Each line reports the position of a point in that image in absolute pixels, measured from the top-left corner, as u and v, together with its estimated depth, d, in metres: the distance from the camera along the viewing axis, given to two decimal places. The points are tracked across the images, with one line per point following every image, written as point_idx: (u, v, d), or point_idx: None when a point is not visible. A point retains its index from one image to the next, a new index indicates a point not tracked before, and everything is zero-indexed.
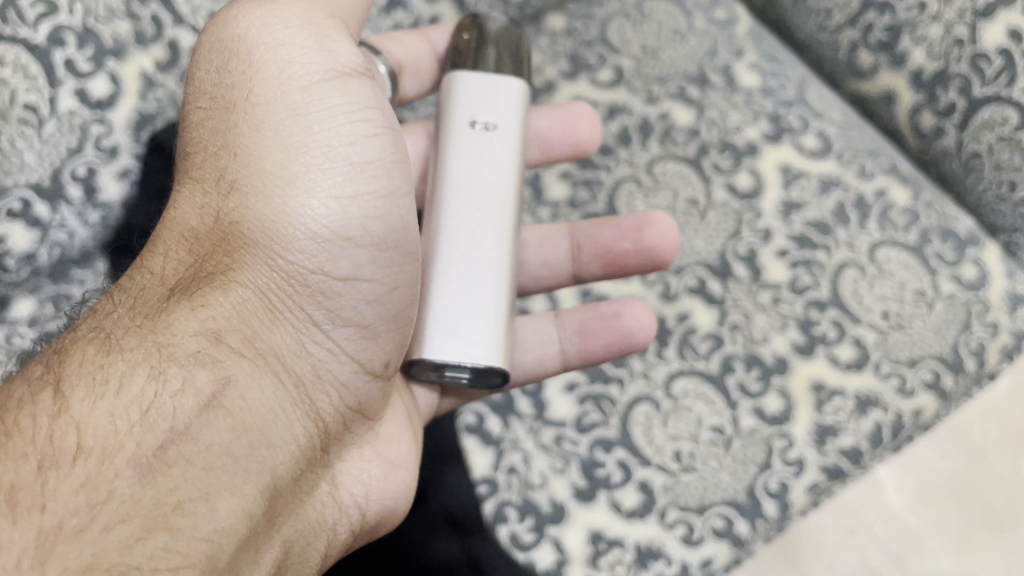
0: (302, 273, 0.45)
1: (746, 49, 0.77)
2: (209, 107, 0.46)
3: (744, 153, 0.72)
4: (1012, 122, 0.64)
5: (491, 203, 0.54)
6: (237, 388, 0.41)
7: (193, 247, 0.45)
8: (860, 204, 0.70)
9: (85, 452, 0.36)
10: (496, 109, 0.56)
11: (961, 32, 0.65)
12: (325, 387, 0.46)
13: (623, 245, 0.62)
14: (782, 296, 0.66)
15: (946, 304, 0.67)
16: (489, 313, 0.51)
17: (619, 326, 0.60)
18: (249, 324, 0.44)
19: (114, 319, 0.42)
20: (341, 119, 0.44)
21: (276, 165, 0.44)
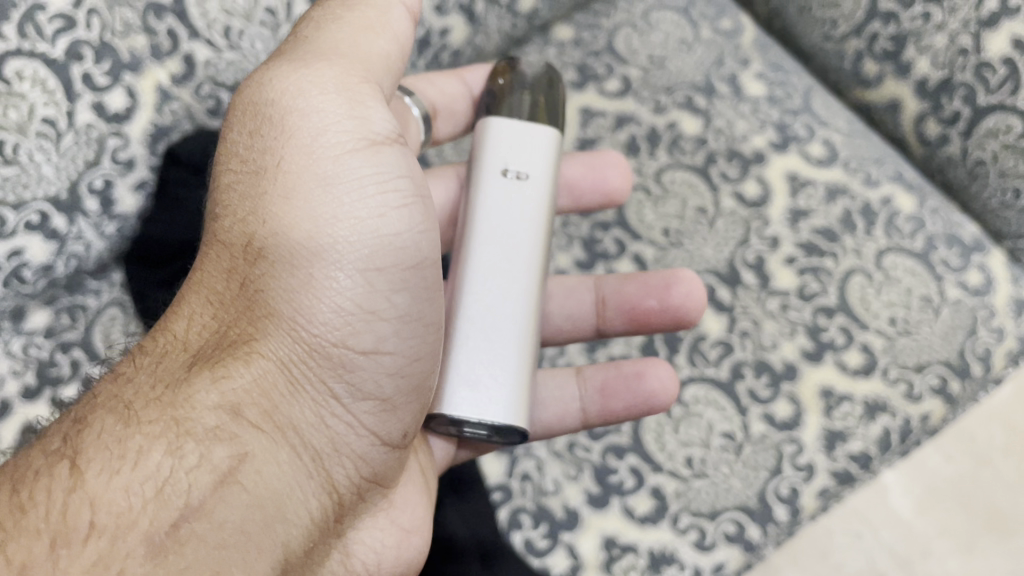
0: (324, 346, 0.47)
1: (752, 58, 0.78)
2: (239, 176, 0.48)
3: (751, 162, 0.72)
4: (1017, 130, 0.65)
5: (516, 255, 0.57)
6: (252, 463, 0.43)
7: (219, 314, 0.48)
8: (867, 211, 0.71)
9: (101, 526, 0.39)
10: (527, 161, 0.59)
11: (966, 41, 0.66)
12: (341, 459, 0.48)
13: (647, 303, 0.63)
14: (791, 303, 0.67)
15: (952, 310, 0.68)
16: (508, 368, 0.54)
17: (639, 388, 0.60)
18: (269, 397, 0.46)
19: (138, 388, 0.44)
20: (368, 192, 0.47)
21: (300, 239, 0.46)
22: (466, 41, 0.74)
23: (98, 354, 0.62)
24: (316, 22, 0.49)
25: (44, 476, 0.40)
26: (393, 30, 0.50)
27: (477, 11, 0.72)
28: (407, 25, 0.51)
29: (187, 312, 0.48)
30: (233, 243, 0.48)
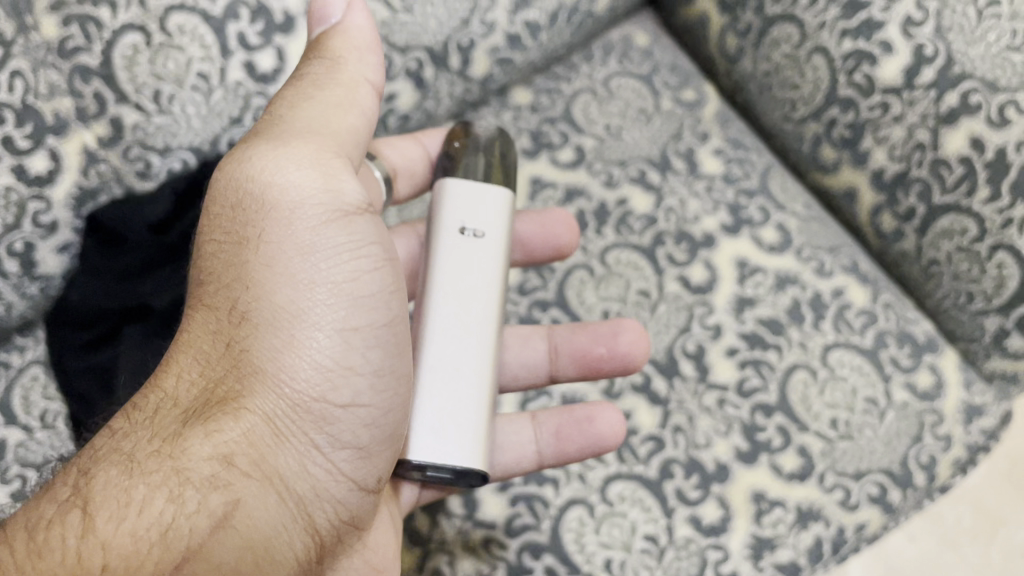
0: (306, 401, 0.46)
1: (711, 133, 0.76)
2: (223, 240, 0.48)
3: (700, 245, 0.70)
4: (971, 234, 0.62)
5: (477, 306, 0.55)
6: (244, 508, 0.43)
7: (205, 371, 0.46)
8: (816, 303, 0.68)
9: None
10: (483, 216, 0.58)
11: (923, 136, 0.63)
12: (323, 504, 0.48)
13: (597, 352, 0.62)
14: (729, 398, 0.65)
15: (897, 413, 0.65)
16: (473, 410, 0.53)
17: (591, 432, 0.60)
18: (257, 448, 0.45)
19: (124, 450, 0.44)
20: (344, 258, 0.48)
21: (283, 302, 0.46)
22: (415, 106, 0.71)
23: (16, 417, 0.60)
24: (288, 102, 0.50)
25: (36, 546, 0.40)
26: (360, 105, 0.51)
27: (426, 77, 0.70)
28: (373, 99, 0.52)
29: (174, 369, 0.47)
30: (217, 304, 0.48)
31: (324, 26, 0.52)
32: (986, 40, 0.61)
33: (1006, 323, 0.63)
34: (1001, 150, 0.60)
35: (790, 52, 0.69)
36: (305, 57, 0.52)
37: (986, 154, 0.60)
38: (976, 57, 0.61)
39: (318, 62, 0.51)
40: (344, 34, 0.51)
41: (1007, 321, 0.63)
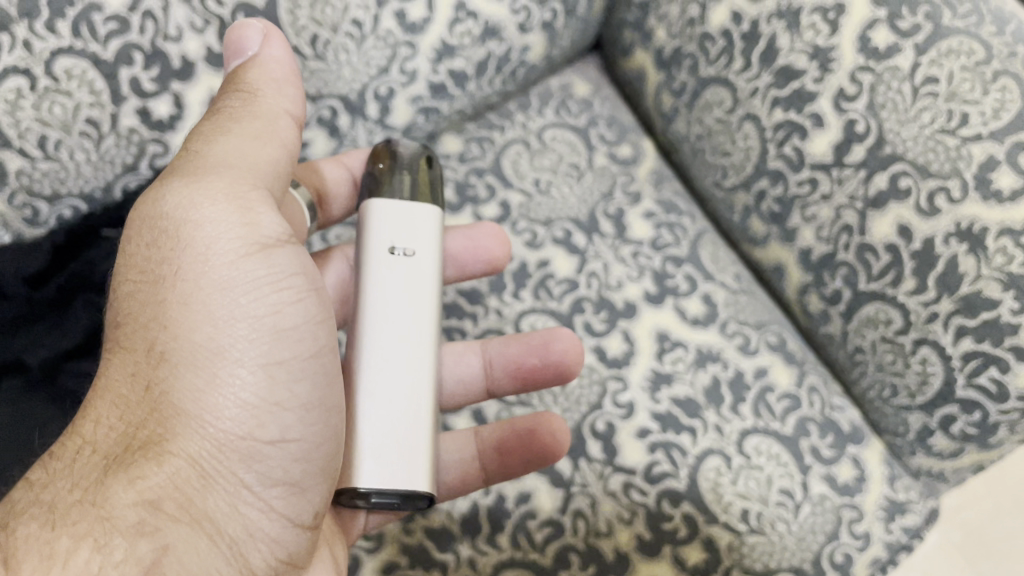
0: (233, 442, 0.41)
1: (643, 193, 0.72)
2: (143, 282, 0.43)
3: (620, 314, 0.67)
4: (895, 325, 0.58)
5: (415, 327, 0.52)
6: (174, 559, 0.37)
7: (126, 414, 0.40)
8: (737, 383, 0.65)
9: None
10: (413, 236, 0.54)
11: (850, 218, 0.59)
12: (260, 547, 0.42)
13: (532, 362, 0.61)
14: (635, 483, 0.61)
15: (813, 507, 0.61)
16: (420, 430, 0.50)
17: (535, 445, 0.59)
18: (185, 495, 0.39)
19: (36, 509, 0.37)
20: (267, 289, 0.43)
21: (204, 338, 0.41)
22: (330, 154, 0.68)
23: None
24: (204, 136, 0.46)
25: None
26: (279, 136, 0.47)
27: (341, 124, 0.67)
28: (293, 127, 0.49)
29: (92, 415, 0.41)
30: (137, 345, 0.42)
31: (241, 58, 0.49)
32: (920, 120, 0.57)
33: (930, 421, 0.59)
34: (928, 241, 0.56)
35: (721, 117, 0.66)
36: (219, 95, 0.49)
37: (913, 242, 0.57)
38: (907, 138, 0.57)
39: (232, 95, 0.47)
40: (262, 64, 0.49)
41: (930, 420, 0.59)
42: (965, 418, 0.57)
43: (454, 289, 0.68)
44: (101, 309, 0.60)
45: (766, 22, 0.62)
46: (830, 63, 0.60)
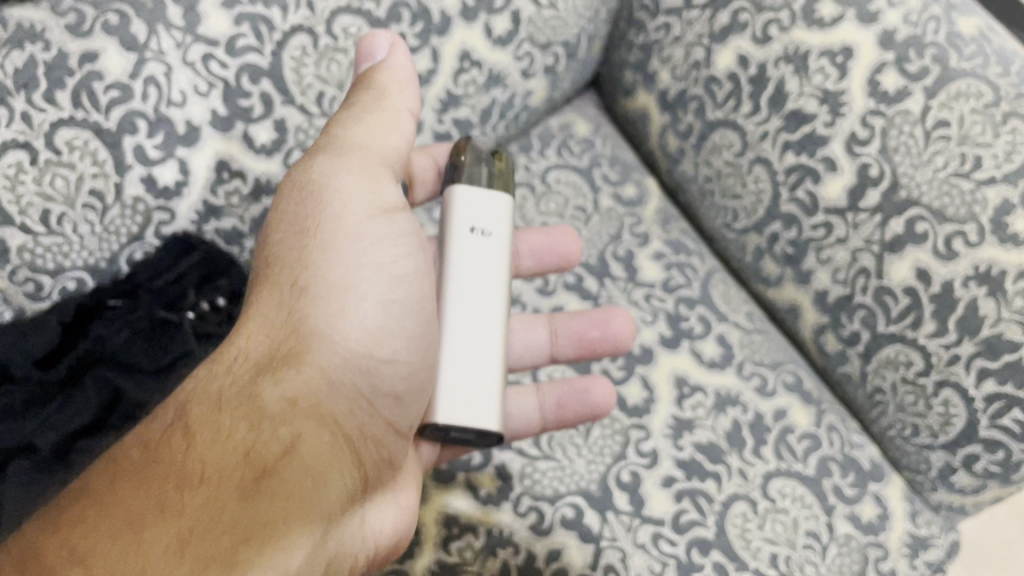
0: (354, 360, 0.46)
1: (652, 234, 0.72)
2: (289, 228, 0.49)
3: (637, 360, 0.67)
4: (916, 366, 0.59)
5: (490, 300, 0.55)
6: (305, 443, 0.41)
7: (271, 334, 0.46)
8: (758, 425, 0.65)
9: (200, 483, 0.38)
10: (492, 217, 0.56)
11: (867, 262, 0.60)
12: (370, 444, 0.47)
13: (595, 333, 0.64)
14: (664, 534, 0.60)
15: (840, 548, 0.61)
16: (492, 382, 0.52)
17: (590, 402, 0.62)
18: (318, 395, 0.44)
19: (199, 402, 0.42)
20: (385, 248, 0.49)
21: (339, 276, 0.47)
22: None
23: None
24: (340, 121, 0.50)
25: (139, 473, 0.38)
26: (402, 128, 0.51)
27: None
28: (418, 103, 0.53)
29: (241, 334, 0.46)
30: (281, 279, 0.47)
31: (369, 62, 0.53)
32: (934, 163, 0.57)
33: (953, 460, 0.60)
34: (947, 285, 0.57)
35: (731, 160, 0.66)
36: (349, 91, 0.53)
37: (932, 286, 0.57)
38: (921, 182, 0.57)
39: (364, 91, 0.51)
40: (388, 68, 0.52)
41: (954, 459, 0.60)
42: (989, 457, 0.58)
43: None
44: (112, 386, 0.56)
45: (774, 66, 0.63)
46: (841, 108, 0.60)
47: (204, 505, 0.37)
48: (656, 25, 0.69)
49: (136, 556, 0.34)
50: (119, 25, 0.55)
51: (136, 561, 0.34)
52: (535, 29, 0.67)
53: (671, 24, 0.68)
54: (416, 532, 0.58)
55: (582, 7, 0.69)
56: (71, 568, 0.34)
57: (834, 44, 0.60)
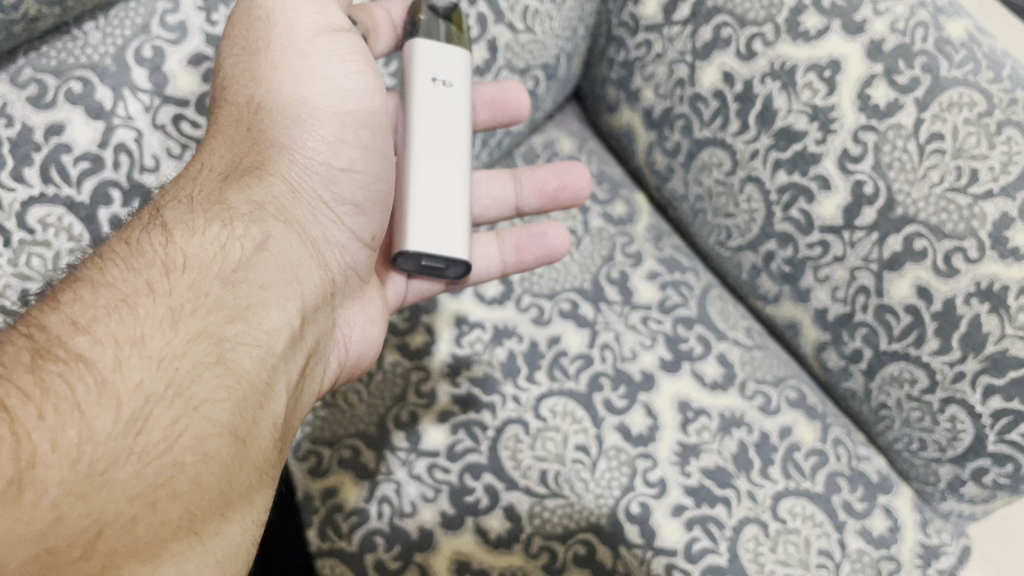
0: (316, 164, 0.51)
1: (644, 253, 0.72)
2: (239, 53, 0.50)
3: (639, 387, 0.66)
4: (921, 384, 0.59)
5: (454, 144, 0.57)
6: (275, 241, 0.46)
7: (233, 147, 0.49)
8: (765, 445, 0.65)
9: (184, 270, 0.41)
10: (452, 70, 0.57)
11: (866, 280, 0.60)
12: (331, 249, 0.51)
13: (554, 184, 0.67)
14: (678, 564, 0.60)
15: (854, 565, 0.61)
16: (458, 217, 0.56)
17: (547, 245, 0.65)
18: (281, 202, 0.49)
19: (175, 204, 0.46)
20: (336, 65, 0.50)
21: (290, 91, 0.50)
22: None
23: None
24: None
25: (127, 259, 0.41)
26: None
27: None
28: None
29: (209, 145, 0.49)
30: (236, 101, 0.50)
31: None
32: (929, 179, 0.56)
33: (962, 472, 0.61)
34: (949, 301, 0.56)
35: (721, 179, 0.66)
36: None
37: (934, 304, 0.57)
38: (918, 198, 0.56)
39: None
40: None
41: (962, 472, 0.60)
42: (997, 470, 0.58)
43: (467, 379, 0.65)
44: None
45: (760, 82, 0.61)
46: (831, 124, 0.59)
47: (189, 290, 0.41)
48: (637, 43, 0.67)
49: (131, 319, 0.38)
50: (84, 93, 0.53)
51: (133, 329, 0.37)
52: (513, 56, 0.65)
53: (652, 41, 0.66)
54: None
55: (559, 27, 0.66)
56: (71, 331, 0.36)
57: (821, 58, 0.58)
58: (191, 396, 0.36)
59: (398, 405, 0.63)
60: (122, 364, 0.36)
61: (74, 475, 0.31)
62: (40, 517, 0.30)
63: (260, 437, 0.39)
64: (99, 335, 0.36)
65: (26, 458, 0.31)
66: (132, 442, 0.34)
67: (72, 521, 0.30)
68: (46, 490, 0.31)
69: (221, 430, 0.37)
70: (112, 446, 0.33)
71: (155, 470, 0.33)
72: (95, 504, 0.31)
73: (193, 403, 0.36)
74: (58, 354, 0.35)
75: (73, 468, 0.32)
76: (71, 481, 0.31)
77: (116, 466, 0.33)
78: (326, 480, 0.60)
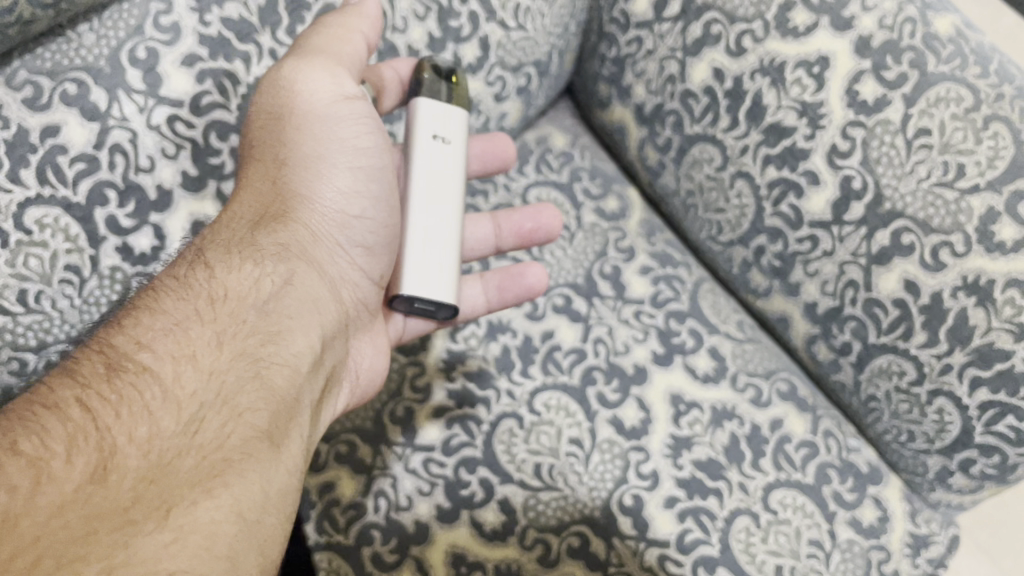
0: (335, 210, 0.53)
1: (636, 248, 0.73)
2: (265, 117, 0.52)
3: (632, 380, 0.67)
4: (909, 376, 0.60)
5: (450, 195, 0.58)
6: (300, 279, 0.49)
7: (262, 189, 0.51)
8: (756, 437, 0.66)
9: (226, 301, 0.44)
10: (452, 127, 0.58)
11: (855, 274, 0.61)
12: (348, 289, 0.53)
13: (529, 225, 0.67)
14: (670, 555, 0.61)
15: (843, 554, 0.62)
16: (451, 266, 0.56)
17: (528, 284, 0.66)
18: (305, 246, 0.51)
19: (214, 239, 0.48)
20: (351, 123, 0.53)
21: (310, 149, 0.52)
22: None
23: None
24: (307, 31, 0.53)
25: (179, 291, 0.43)
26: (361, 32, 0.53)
27: None
28: (375, 27, 0.54)
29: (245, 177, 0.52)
30: (263, 152, 0.52)
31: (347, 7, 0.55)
32: (917, 173, 0.56)
33: (950, 463, 0.61)
34: (936, 295, 0.57)
35: (712, 175, 0.66)
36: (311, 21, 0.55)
37: (921, 297, 0.58)
38: (906, 193, 0.57)
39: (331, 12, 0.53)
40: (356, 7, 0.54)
41: (950, 463, 0.61)
42: (984, 460, 0.59)
43: (461, 374, 0.65)
44: None
45: (750, 79, 0.62)
46: (820, 120, 0.59)
47: (231, 318, 0.43)
48: (627, 39, 0.68)
49: (185, 339, 0.41)
50: (79, 94, 0.53)
51: (186, 349, 0.40)
52: (505, 53, 0.65)
53: (643, 38, 0.67)
54: (427, 572, 0.58)
55: (551, 25, 0.67)
56: (135, 348, 0.39)
57: (810, 54, 0.59)
58: (236, 406, 0.39)
59: (393, 401, 0.64)
60: (180, 378, 0.39)
61: (146, 464, 0.35)
62: (122, 496, 0.33)
63: (293, 450, 0.41)
64: (160, 352, 0.39)
65: (109, 447, 0.34)
66: (192, 439, 0.37)
67: (147, 500, 0.33)
68: (126, 475, 0.34)
69: (263, 436, 0.40)
70: (173, 442, 0.36)
71: (211, 462, 0.37)
72: (165, 489, 0.34)
73: (237, 410, 0.39)
74: (126, 365, 0.38)
75: (146, 456, 0.35)
76: (144, 469, 0.34)
77: (179, 459, 0.36)
78: (322, 475, 0.61)
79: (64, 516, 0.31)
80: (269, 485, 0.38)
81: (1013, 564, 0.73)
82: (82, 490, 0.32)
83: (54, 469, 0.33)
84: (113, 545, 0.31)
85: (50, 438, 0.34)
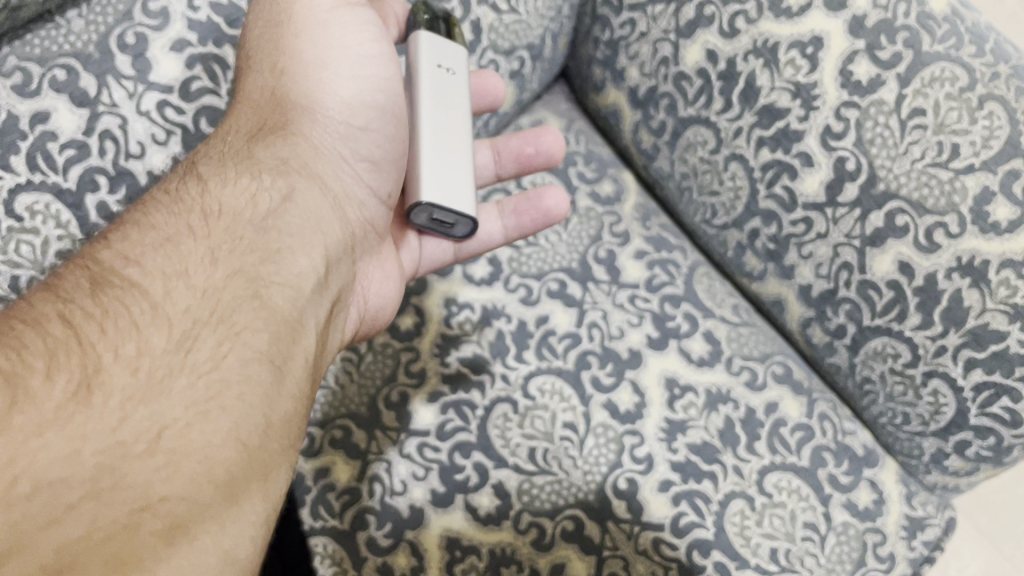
0: (335, 123, 0.52)
1: (632, 232, 0.72)
2: (264, 27, 0.52)
3: (626, 365, 0.66)
4: (904, 358, 0.60)
5: (459, 118, 0.58)
6: (300, 198, 0.47)
7: (258, 109, 0.52)
8: (750, 421, 0.65)
9: (220, 216, 0.43)
10: (453, 56, 0.58)
11: (850, 257, 0.60)
12: (353, 205, 0.52)
13: (530, 149, 0.67)
14: (665, 538, 0.61)
15: (838, 538, 0.62)
16: (467, 176, 0.57)
17: (543, 207, 0.65)
18: (303, 158, 0.50)
19: (210, 161, 0.48)
20: (354, 33, 0.52)
21: (311, 55, 0.52)
22: None
23: None
24: None
25: (169, 207, 0.43)
26: None
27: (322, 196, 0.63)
28: None
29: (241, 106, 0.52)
30: (261, 70, 0.52)
31: None
32: (911, 154, 0.56)
33: (945, 445, 0.61)
34: (931, 277, 0.57)
35: (706, 158, 0.66)
36: None
37: (915, 279, 0.57)
38: (900, 174, 0.56)
39: None
40: None
41: (946, 444, 0.61)
42: (980, 443, 0.59)
43: (456, 359, 0.65)
44: None
45: (743, 60, 0.61)
46: (814, 100, 0.59)
47: (226, 234, 0.42)
48: (621, 22, 0.68)
49: (176, 254, 0.40)
50: (68, 80, 0.53)
51: (177, 265, 0.39)
52: (497, 36, 0.65)
53: (636, 20, 0.67)
54: (422, 556, 0.59)
55: (543, 8, 0.67)
56: (123, 263, 0.39)
57: (803, 35, 0.58)
58: (232, 322, 0.38)
59: (388, 386, 0.64)
60: (171, 293, 0.38)
61: (136, 381, 0.34)
62: (108, 417, 0.32)
63: (294, 367, 0.40)
64: (148, 267, 0.39)
65: (94, 364, 0.34)
66: (183, 357, 0.36)
67: (134, 422, 0.33)
68: (112, 394, 0.33)
69: (262, 355, 0.38)
70: (165, 359, 0.35)
71: (204, 383, 0.35)
72: (154, 409, 0.33)
73: (235, 329, 0.38)
74: (112, 282, 0.38)
75: (134, 375, 0.34)
76: (133, 386, 0.34)
77: (171, 376, 0.35)
78: (318, 460, 0.61)
79: (44, 437, 0.30)
80: (268, 404, 0.37)
81: (1014, 549, 0.74)
82: (64, 409, 0.31)
83: (32, 386, 0.32)
84: (98, 469, 0.31)
85: (30, 353, 0.33)
